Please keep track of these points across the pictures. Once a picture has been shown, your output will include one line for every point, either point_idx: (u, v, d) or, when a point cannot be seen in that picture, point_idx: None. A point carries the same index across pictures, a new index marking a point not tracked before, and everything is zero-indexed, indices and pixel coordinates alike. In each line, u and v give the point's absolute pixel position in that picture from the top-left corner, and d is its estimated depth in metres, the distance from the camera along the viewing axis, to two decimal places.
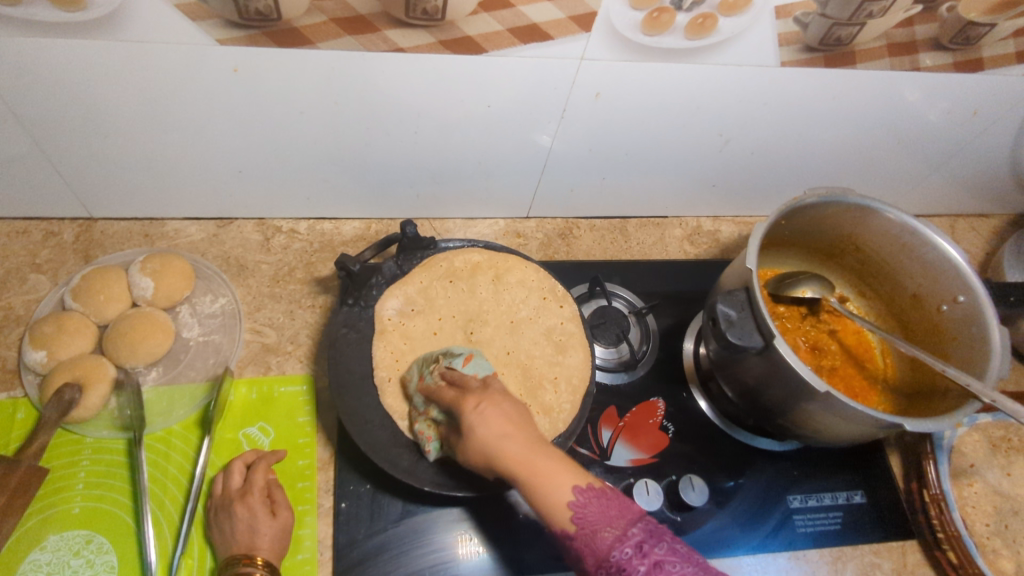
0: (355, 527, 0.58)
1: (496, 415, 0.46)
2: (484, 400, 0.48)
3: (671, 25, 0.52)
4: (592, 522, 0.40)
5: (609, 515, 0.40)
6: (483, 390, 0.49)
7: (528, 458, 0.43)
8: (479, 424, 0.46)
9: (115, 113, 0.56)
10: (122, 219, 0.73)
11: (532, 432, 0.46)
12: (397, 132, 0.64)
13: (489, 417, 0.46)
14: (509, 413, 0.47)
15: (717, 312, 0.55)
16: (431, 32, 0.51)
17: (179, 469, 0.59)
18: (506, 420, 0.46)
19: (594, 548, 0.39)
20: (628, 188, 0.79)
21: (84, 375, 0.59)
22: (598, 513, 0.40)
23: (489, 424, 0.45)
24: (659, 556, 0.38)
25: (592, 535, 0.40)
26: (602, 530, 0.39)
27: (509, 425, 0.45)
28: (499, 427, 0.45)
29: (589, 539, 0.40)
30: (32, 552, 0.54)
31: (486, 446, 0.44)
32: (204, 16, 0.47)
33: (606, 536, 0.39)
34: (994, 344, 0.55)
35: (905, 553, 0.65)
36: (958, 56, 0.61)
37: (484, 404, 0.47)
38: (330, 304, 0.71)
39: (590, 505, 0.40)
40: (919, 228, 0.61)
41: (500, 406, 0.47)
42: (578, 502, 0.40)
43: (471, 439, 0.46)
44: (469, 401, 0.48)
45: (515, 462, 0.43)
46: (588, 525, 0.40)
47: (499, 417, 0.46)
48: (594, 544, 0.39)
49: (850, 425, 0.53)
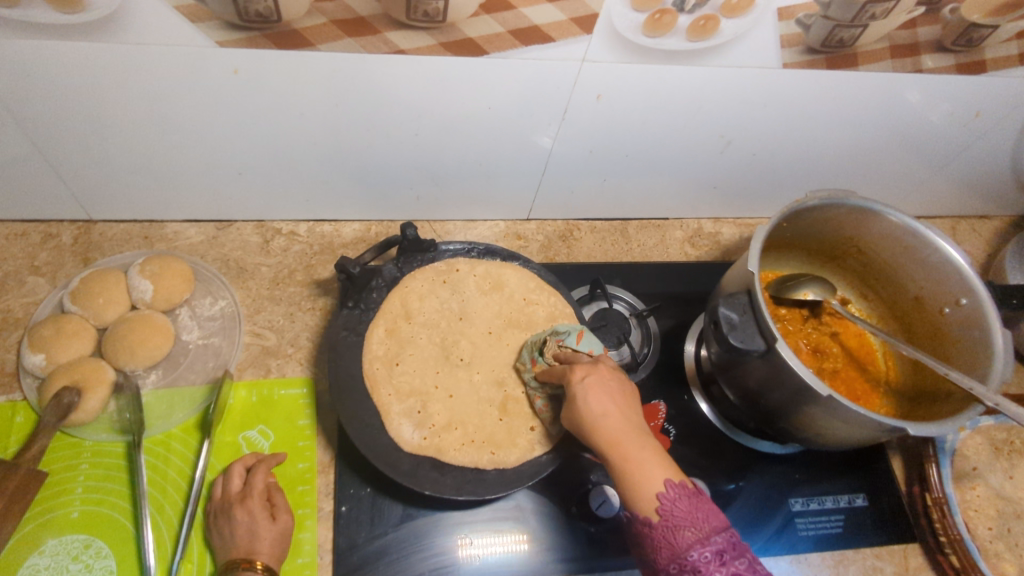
0: (356, 531, 0.58)
1: (599, 391, 0.48)
2: (591, 372, 0.49)
3: (672, 27, 0.52)
4: (677, 518, 0.40)
5: (695, 516, 0.40)
6: (593, 362, 0.51)
7: (623, 439, 0.44)
8: (585, 398, 0.47)
9: (115, 114, 0.55)
10: (121, 221, 0.72)
11: (635, 414, 0.47)
12: (398, 134, 0.64)
13: (594, 393, 0.48)
14: (614, 393, 0.48)
15: (719, 316, 0.55)
16: (432, 34, 0.51)
17: (179, 472, 0.59)
18: (611, 400, 0.47)
19: (671, 543, 0.40)
20: (628, 189, 0.79)
21: (83, 378, 0.59)
22: (686, 512, 0.40)
23: (592, 402, 0.47)
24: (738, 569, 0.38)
25: (674, 530, 0.40)
26: (685, 528, 0.40)
27: (613, 406, 0.47)
28: (599, 405, 0.47)
29: (669, 532, 0.40)
30: (30, 556, 0.53)
31: (587, 420, 0.47)
32: (204, 18, 0.46)
33: (686, 535, 0.40)
34: (997, 347, 0.55)
35: (907, 557, 0.65)
36: (960, 58, 0.61)
37: (591, 377, 0.49)
38: (331, 306, 0.71)
39: (679, 501, 0.41)
40: (921, 231, 0.60)
41: (606, 384, 0.48)
42: (667, 496, 0.41)
43: (573, 410, 0.48)
44: (578, 371, 0.50)
45: (609, 443, 0.45)
46: (672, 520, 0.40)
47: (604, 394, 0.47)
48: (672, 538, 0.40)
49: (853, 428, 0.53)
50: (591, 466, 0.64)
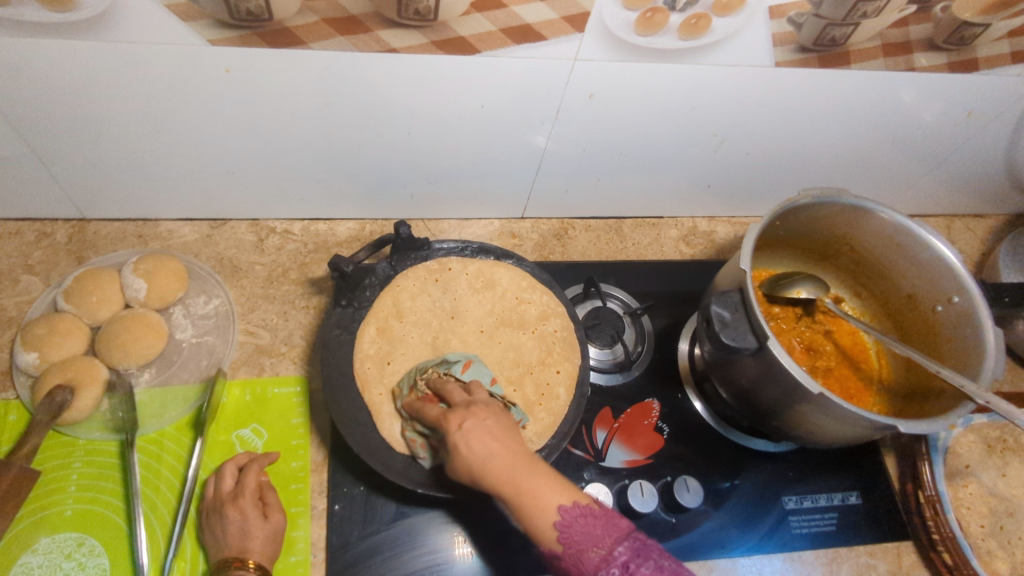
0: (349, 528, 0.58)
1: (480, 433, 0.44)
2: (467, 417, 0.45)
3: (664, 26, 0.52)
4: (578, 541, 0.40)
5: (593, 534, 0.40)
6: (467, 405, 0.47)
7: (514, 476, 0.42)
8: (466, 443, 0.43)
9: (107, 113, 0.55)
10: (115, 220, 0.72)
11: (519, 446, 0.44)
12: (390, 133, 0.64)
13: (473, 437, 0.44)
14: (494, 429, 0.45)
15: (711, 314, 0.55)
16: (424, 33, 0.51)
17: (172, 471, 0.59)
18: (494, 440, 0.44)
19: (580, 568, 0.40)
20: (623, 188, 0.79)
21: (76, 376, 0.59)
22: (582, 532, 0.40)
23: (476, 444, 0.43)
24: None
25: (579, 556, 0.40)
26: (588, 550, 0.40)
27: (496, 444, 0.44)
28: (483, 446, 0.43)
29: (575, 560, 0.40)
30: (24, 554, 0.54)
31: (471, 465, 0.43)
32: (195, 16, 0.46)
33: (591, 556, 0.40)
34: (989, 345, 0.55)
35: (900, 554, 0.65)
36: (952, 56, 0.61)
37: (469, 422, 0.45)
38: (325, 304, 0.71)
39: (575, 523, 0.41)
40: (914, 229, 0.60)
41: (484, 423, 0.45)
42: (564, 522, 0.41)
43: (455, 457, 0.44)
44: (454, 418, 0.46)
45: (502, 483, 0.42)
46: (575, 545, 0.40)
47: (484, 434, 0.44)
48: (581, 564, 0.40)
49: (844, 426, 0.53)
50: (584, 464, 0.64)
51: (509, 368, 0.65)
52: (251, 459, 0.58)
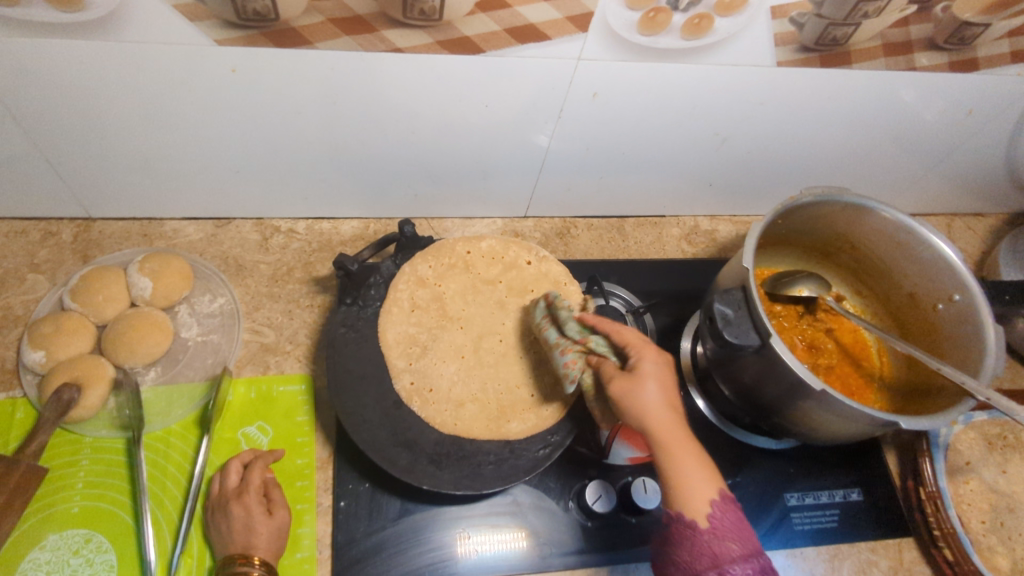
0: (355, 525, 0.58)
1: (657, 399, 0.51)
2: (653, 377, 0.52)
3: (667, 26, 0.52)
4: (722, 529, 0.46)
5: (737, 532, 0.46)
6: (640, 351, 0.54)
7: (675, 441, 0.49)
8: (639, 391, 0.51)
9: (115, 112, 0.56)
10: (120, 219, 0.73)
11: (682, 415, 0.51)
12: (395, 132, 0.64)
13: (650, 391, 0.51)
14: (668, 398, 0.51)
15: (714, 312, 0.55)
16: (429, 33, 0.51)
17: (178, 468, 0.60)
18: (663, 400, 0.51)
19: (715, 551, 0.45)
20: (625, 186, 0.79)
21: (83, 374, 0.59)
22: (732, 525, 0.47)
23: (648, 397, 0.51)
24: None
25: (718, 540, 0.46)
26: (731, 541, 0.46)
27: (668, 413, 0.50)
28: (657, 412, 0.50)
29: (714, 541, 0.46)
30: (31, 551, 0.54)
31: (642, 424, 0.50)
32: (203, 16, 0.47)
33: (731, 547, 0.46)
34: (990, 343, 0.56)
35: (901, 551, 0.66)
36: (953, 56, 0.61)
37: (644, 374, 0.52)
38: (329, 303, 0.71)
39: (724, 517, 0.47)
40: (915, 228, 0.61)
41: (661, 390, 0.51)
42: (715, 514, 0.47)
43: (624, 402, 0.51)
44: (640, 367, 0.52)
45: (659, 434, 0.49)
46: (718, 529, 0.46)
47: (662, 401, 0.51)
48: (718, 547, 0.46)
49: (846, 422, 0.54)
50: (587, 461, 0.64)
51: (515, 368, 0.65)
52: (258, 456, 0.59)
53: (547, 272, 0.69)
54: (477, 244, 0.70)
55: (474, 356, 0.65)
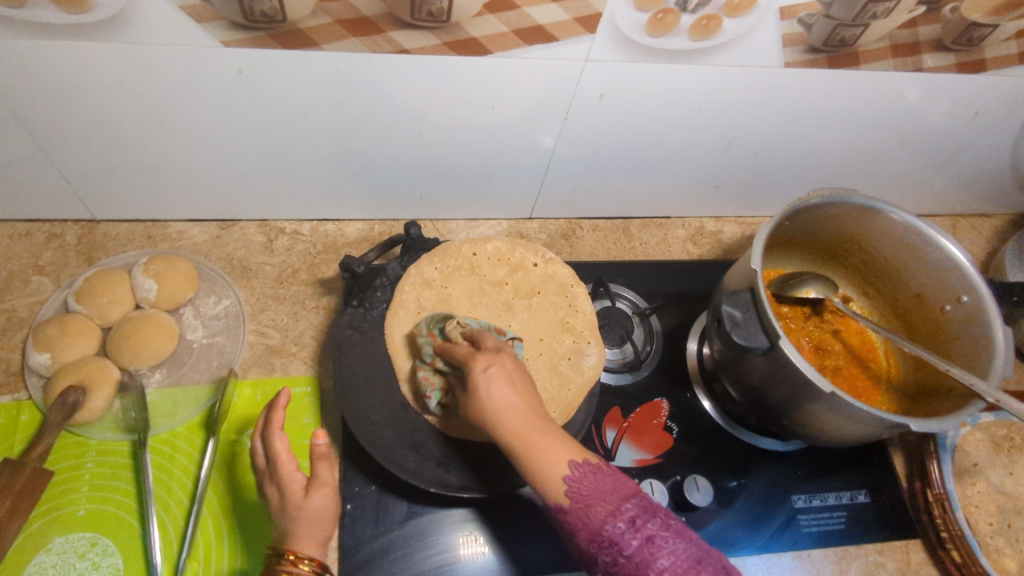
0: (361, 528, 0.58)
1: (502, 381, 0.44)
2: (494, 362, 0.46)
3: (675, 27, 0.52)
4: (586, 496, 0.40)
5: (602, 490, 0.41)
6: (495, 351, 0.47)
7: (527, 432, 0.42)
8: (482, 390, 0.44)
9: (119, 114, 0.56)
10: (125, 221, 0.73)
11: (538, 405, 0.44)
12: (401, 134, 0.64)
13: (496, 383, 0.44)
14: (515, 381, 0.45)
15: (722, 313, 0.55)
16: (436, 34, 0.51)
17: (184, 470, 0.59)
18: (515, 389, 0.44)
19: (586, 522, 0.40)
20: (630, 188, 0.79)
21: (88, 377, 0.59)
22: (593, 488, 0.41)
23: (496, 389, 0.44)
24: (652, 531, 0.39)
25: (586, 509, 0.40)
26: (595, 505, 0.40)
27: (513, 394, 0.44)
28: (503, 395, 0.44)
29: (580, 513, 0.40)
30: (37, 554, 0.54)
31: (489, 414, 0.43)
32: (210, 18, 0.47)
33: (599, 510, 0.40)
34: (998, 345, 0.55)
35: (908, 553, 0.65)
36: (960, 57, 0.61)
37: (495, 367, 0.45)
38: (334, 305, 0.71)
39: (584, 479, 0.41)
40: (924, 229, 0.61)
41: (508, 372, 0.45)
42: (574, 478, 0.41)
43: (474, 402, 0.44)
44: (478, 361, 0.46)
45: (510, 436, 0.42)
46: (583, 500, 0.40)
47: (507, 383, 0.44)
48: (587, 517, 0.40)
49: (854, 424, 0.53)
50: None
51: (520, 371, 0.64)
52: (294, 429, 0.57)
53: (554, 275, 0.69)
54: (484, 246, 0.69)
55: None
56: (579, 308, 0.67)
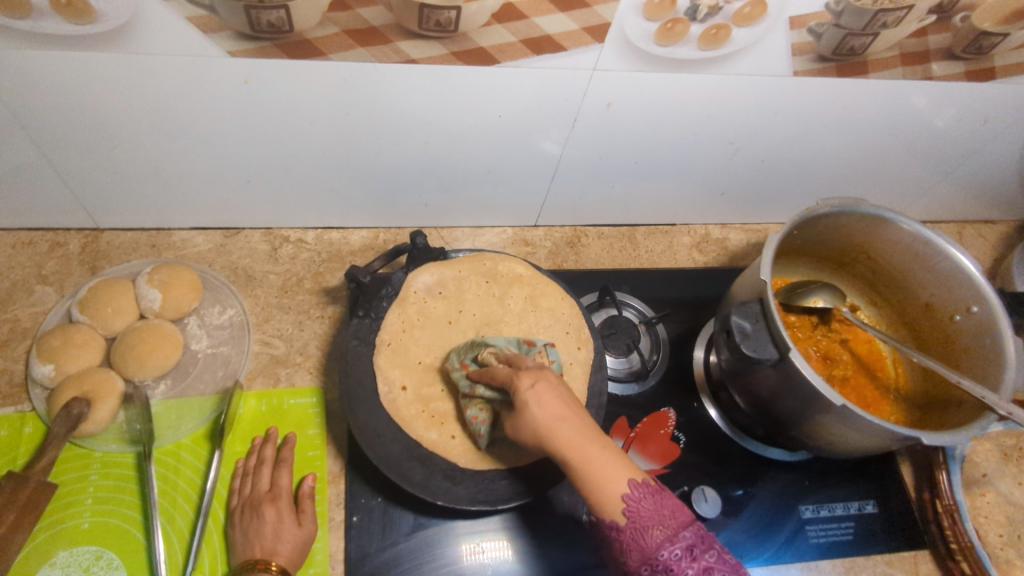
0: (368, 540, 0.58)
1: (552, 398, 0.44)
2: (540, 379, 0.46)
3: (685, 36, 0.52)
4: (644, 518, 0.40)
5: (660, 514, 0.40)
6: (539, 368, 0.47)
7: (584, 444, 0.42)
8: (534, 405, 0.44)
9: (123, 123, 0.55)
10: (128, 230, 0.72)
11: (590, 418, 0.44)
12: (407, 143, 0.64)
13: (545, 400, 0.44)
14: (564, 397, 0.45)
15: (731, 325, 0.55)
16: (444, 44, 0.51)
17: (189, 483, 0.59)
18: (563, 403, 0.44)
19: (641, 545, 0.40)
20: (636, 196, 0.79)
21: (92, 388, 0.58)
22: (651, 511, 0.40)
23: (545, 405, 0.44)
24: (708, 562, 0.38)
25: (641, 532, 0.40)
26: (654, 528, 0.40)
27: (567, 411, 0.44)
28: (554, 411, 0.43)
29: (637, 534, 0.40)
30: (41, 568, 0.53)
31: (542, 428, 0.43)
32: (216, 28, 0.46)
33: (655, 534, 0.40)
34: (1009, 356, 0.55)
35: (918, 563, 0.65)
36: (970, 65, 0.61)
37: (541, 385, 0.45)
38: (339, 314, 0.71)
39: (645, 501, 0.40)
40: (933, 239, 0.60)
41: (556, 389, 0.45)
42: (633, 497, 0.40)
43: (523, 418, 0.44)
44: (524, 376, 0.46)
45: (568, 447, 0.42)
46: (640, 521, 0.40)
47: (556, 400, 0.44)
48: (642, 540, 0.40)
49: (865, 437, 0.53)
50: None
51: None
52: (285, 457, 0.60)
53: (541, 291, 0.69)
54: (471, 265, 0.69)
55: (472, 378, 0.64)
56: (574, 323, 0.67)
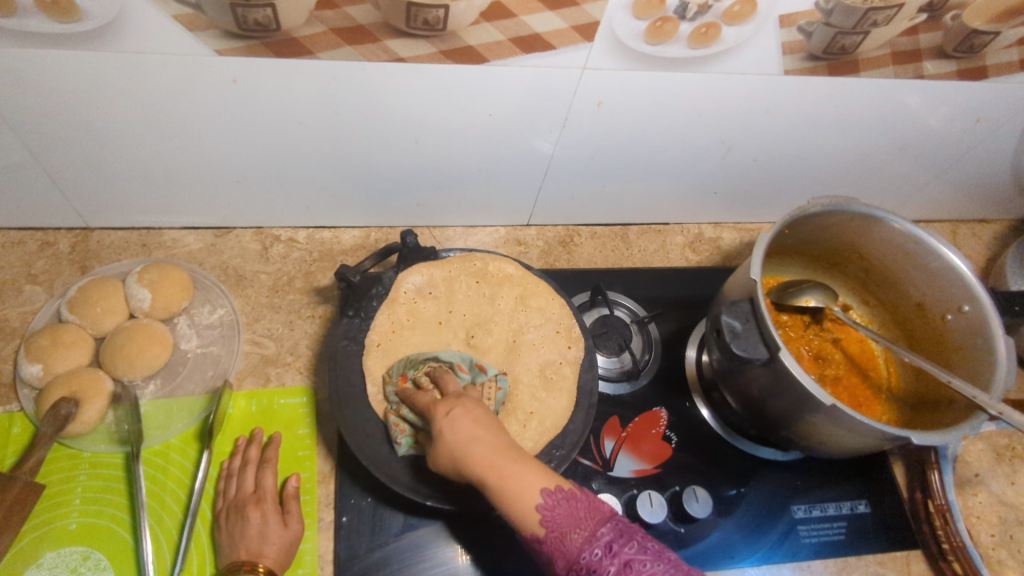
0: (357, 541, 0.58)
1: (468, 421, 0.46)
2: (456, 406, 0.47)
3: (674, 35, 0.52)
4: (561, 523, 0.41)
5: (576, 517, 0.41)
6: (457, 396, 0.48)
7: (497, 461, 0.43)
8: (449, 433, 0.45)
9: (111, 122, 0.55)
10: (119, 229, 0.72)
11: (504, 437, 0.45)
12: (397, 142, 0.64)
13: (460, 424, 0.45)
14: (480, 418, 0.46)
15: (721, 324, 0.55)
16: (433, 42, 0.50)
17: (177, 483, 0.59)
18: (479, 426, 0.45)
19: (563, 550, 0.40)
20: (629, 195, 0.79)
21: (81, 389, 0.58)
22: (566, 515, 0.41)
23: (462, 430, 0.45)
24: (628, 556, 0.39)
25: (561, 538, 0.40)
26: (571, 532, 0.40)
27: (480, 430, 0.45)
28: (468, 433, 0.45)
29: (558, 541, 0.40)
30: (28, 569, 0.53)
31: (455, 451, 0.44)
32: (203, 27, 0.46)
33: (574, 537, 0.40)
34: (1000, 355, 0.55)
35: (910, 564, 0.65)
36: (962, 64, 0.61)
37: (457, 410, 0.46)
38: (330, 313, 0.71)
39: (558, 506, 0.41)
40: (925, 238, 0.60)
41: (472, 413, 0.46)
42: (546, 506, 0.41)
43: (440, 448, 0.45)
44: (442, 405, 0.47)
45: (482, 465, 0.43)
46: (558, 528, 0.41)
47: (470, 422, 0.45)
48: (563, 545, 0.40)
49: (855, 436, 0.53)
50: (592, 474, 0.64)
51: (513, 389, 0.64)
52: (269, 457, 0.59)
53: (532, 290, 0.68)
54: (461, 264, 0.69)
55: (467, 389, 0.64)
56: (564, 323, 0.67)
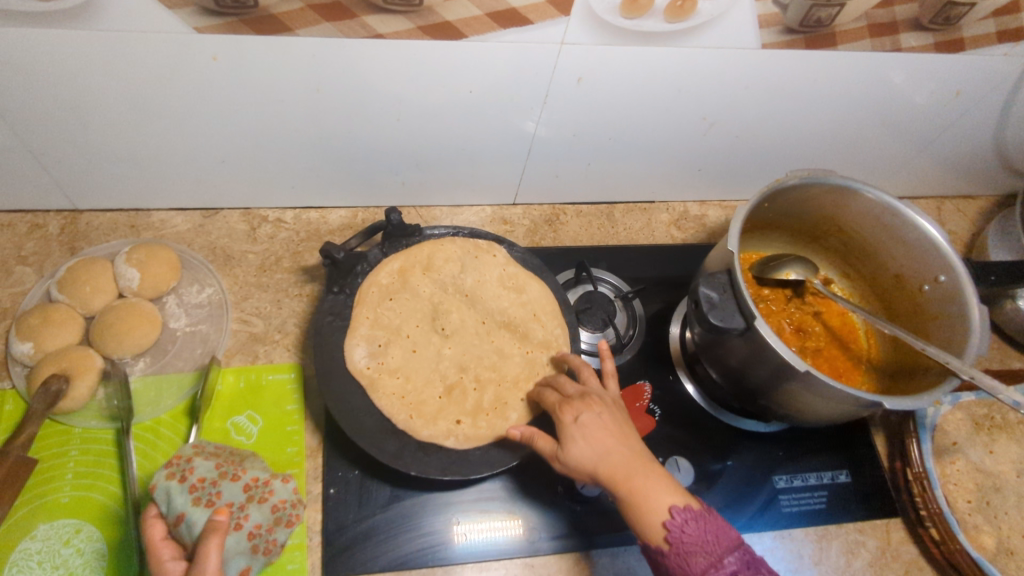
0: (345, 512, 0.59)
1: (593, 427, 0.49)
2: (585, 412, 0.51)
3: (650, 9, 0.53)
4: (688, 544, 0.44)
5: (705, 541, 0.44)
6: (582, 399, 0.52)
7: (634, 479, 0.46)
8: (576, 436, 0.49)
9: (94, 103, 0.56)
10: (107, 211, 0.73)
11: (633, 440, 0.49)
12: (381, 121, 0.64)
13: (590, 431, 0.49)
14: (607, 424, 0.50)
15: (699, 295, 0.55)
16: (410, 18, 0.51)
17: (168, 457, 0.60)
18: (607, 433, 0.49)
19: (685, 569, 0.44)
20: (613, 172, 0.79)
21: (71, 365, 0.59)
22: (696, 538, 0.44)
23: (588, 437, 0.49)
24: None
25: (686, 558, 0.44)
26: (697, 555, 0.43)
27: (612, 443, 0.48)
28: (596, 443, 0.48)
29: (681, 559, 0.44)
30: (23, 541, 0.54)
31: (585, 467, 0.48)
32: (182, 3, 0.47)
33: (699, 560, 0.43)
34: (974, 323, 0.56)
35: (889, 531, 0.66)
36: (939, 37, 0.61)
37: (585, 418, 0.50)
38: (317, 292, 0.71)
39: (686, 526, 0.44)
40: (902, 209, 0.61)
41: (599, 418, 0.50)
42: (675, 523, 0.44)
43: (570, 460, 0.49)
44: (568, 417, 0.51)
45: (620, 481, 0.47)
46: (683, 547, 0.44)
47: (600, 429, 0.49)
48: (687, 565, 0.44)
49: (831, 404, 0.54)
50: None
51: (500, 379, 0.64)
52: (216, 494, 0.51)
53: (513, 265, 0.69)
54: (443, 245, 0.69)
55: (457, 378, 0.64)
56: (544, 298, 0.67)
